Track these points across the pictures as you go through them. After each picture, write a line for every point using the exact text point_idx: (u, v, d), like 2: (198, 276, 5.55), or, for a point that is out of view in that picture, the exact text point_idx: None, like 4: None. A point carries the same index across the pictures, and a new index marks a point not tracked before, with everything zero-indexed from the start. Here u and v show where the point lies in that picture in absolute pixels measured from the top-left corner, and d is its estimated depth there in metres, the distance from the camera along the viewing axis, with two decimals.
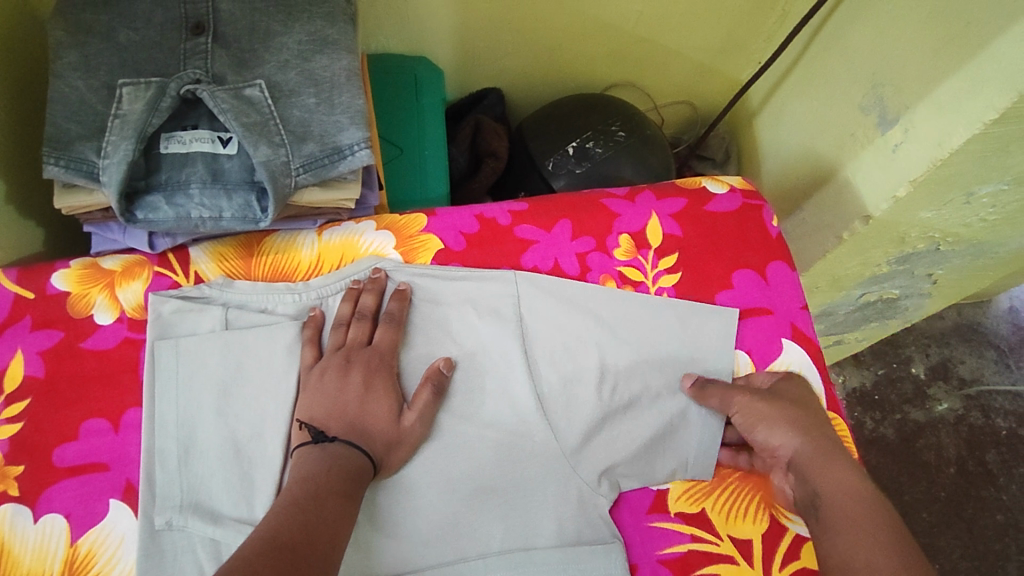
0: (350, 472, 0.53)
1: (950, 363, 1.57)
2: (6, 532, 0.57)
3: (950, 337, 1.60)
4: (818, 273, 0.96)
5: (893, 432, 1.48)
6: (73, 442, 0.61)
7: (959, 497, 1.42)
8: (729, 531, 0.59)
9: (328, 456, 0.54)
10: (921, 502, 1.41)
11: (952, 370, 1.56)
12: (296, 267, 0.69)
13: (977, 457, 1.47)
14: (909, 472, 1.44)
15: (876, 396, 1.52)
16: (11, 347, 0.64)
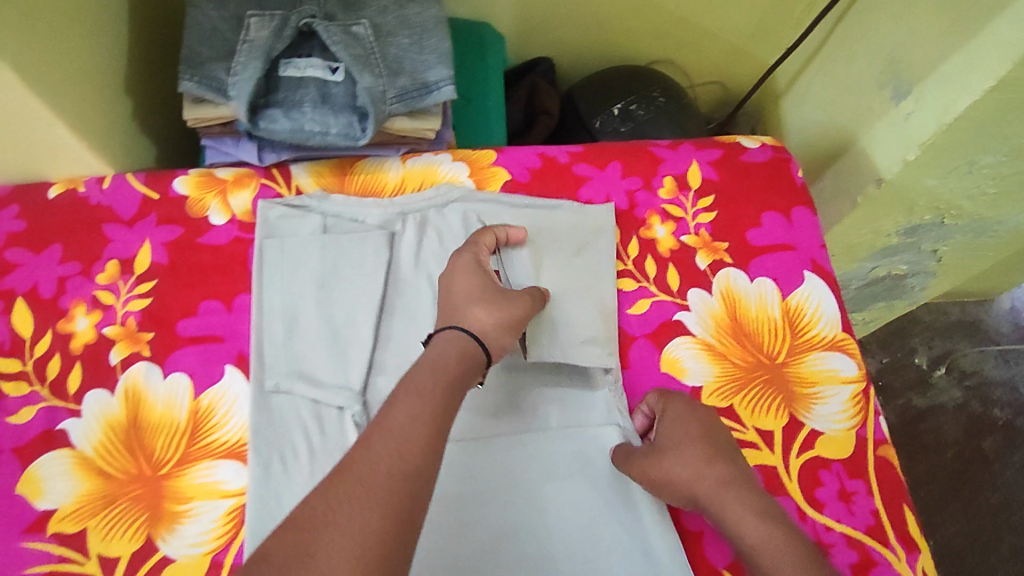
0: (461, 359, 0.56)
1: (954, 355, 1.65)
2: (142, 384, 0.69)
3: (955, 333, 1.68)
4: (834, 240, 1.06)
5: (896, 415, 1.57)
6: (193, 317, 0.72)
7: (954, 476, 1.51)
8: (753, 423, 0.69)
9: (462, 345, 0.57)
10: (920, 482, 1.50)
11: (955, 362, 1.63)
12: (382, 186, 0.79)
13: (975, 444, 1.55)
14: (909, 453, 1.53)
15: (881, 381, 1.60)
16: (140, 237, 0.75)
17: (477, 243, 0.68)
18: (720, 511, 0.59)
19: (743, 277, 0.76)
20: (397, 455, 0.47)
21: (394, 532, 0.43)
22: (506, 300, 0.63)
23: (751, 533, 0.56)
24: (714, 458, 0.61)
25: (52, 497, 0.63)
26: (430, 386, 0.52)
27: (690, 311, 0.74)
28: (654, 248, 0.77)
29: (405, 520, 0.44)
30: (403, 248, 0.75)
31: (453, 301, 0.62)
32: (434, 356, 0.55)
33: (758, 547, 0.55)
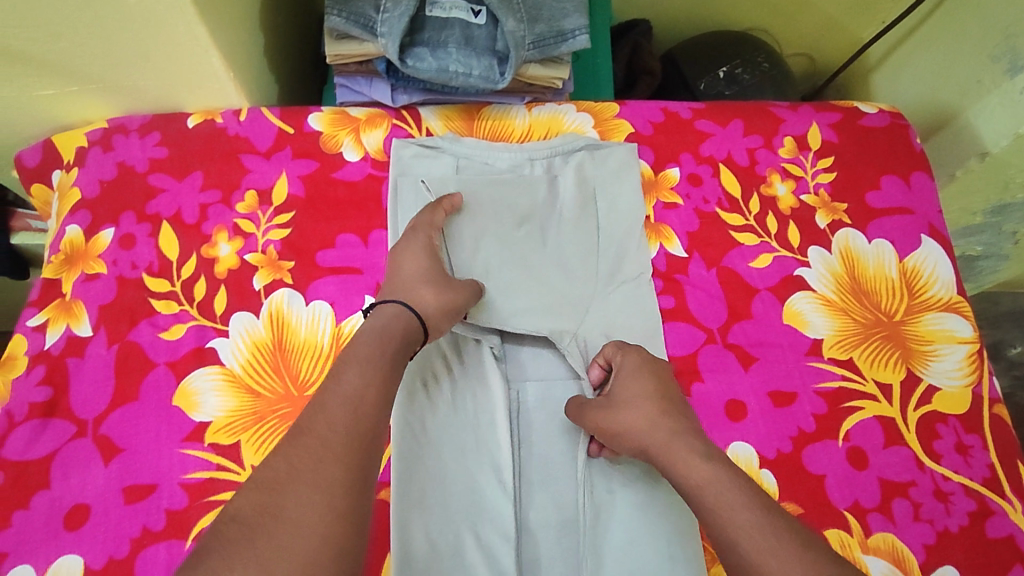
0: (385, 329, 0.60)
1: (1003, 345, 1.38)
2: (286, 309, 0.71)
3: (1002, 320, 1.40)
4: None
5: None
6: (331, 249, 0.74)
7: None
8: (873, 375, 0.71)
9: (400, 318, 0.61)
10: None
11: (1005, 353, 1.37)
12: (510, 133, 0.81)
13: None
14: None
15: None
16: (277, 170, 0.77)
17: (430, 223, 0.70)
18: (669, 459, 0.57)
19: (861, 238, 0.78)
20: (350, 413, 0.51)
21: (351, 478, 0.48)
22: (453, 287, 0.65)
23: (697, 473, 0.54)
24: (656, 414, 0.60)
25: (206, 411, 0.66)
26: (367, 355, 0.56)
27: (810, 268, 0.76)
28: (776, 206, 0.79)
29: (362, 470, 0.49)
30: (528, 190, 0.76)
31: (405, 279, 0.65)
32: (377, 325, 0.60)
33: (702, 486, 0.53)
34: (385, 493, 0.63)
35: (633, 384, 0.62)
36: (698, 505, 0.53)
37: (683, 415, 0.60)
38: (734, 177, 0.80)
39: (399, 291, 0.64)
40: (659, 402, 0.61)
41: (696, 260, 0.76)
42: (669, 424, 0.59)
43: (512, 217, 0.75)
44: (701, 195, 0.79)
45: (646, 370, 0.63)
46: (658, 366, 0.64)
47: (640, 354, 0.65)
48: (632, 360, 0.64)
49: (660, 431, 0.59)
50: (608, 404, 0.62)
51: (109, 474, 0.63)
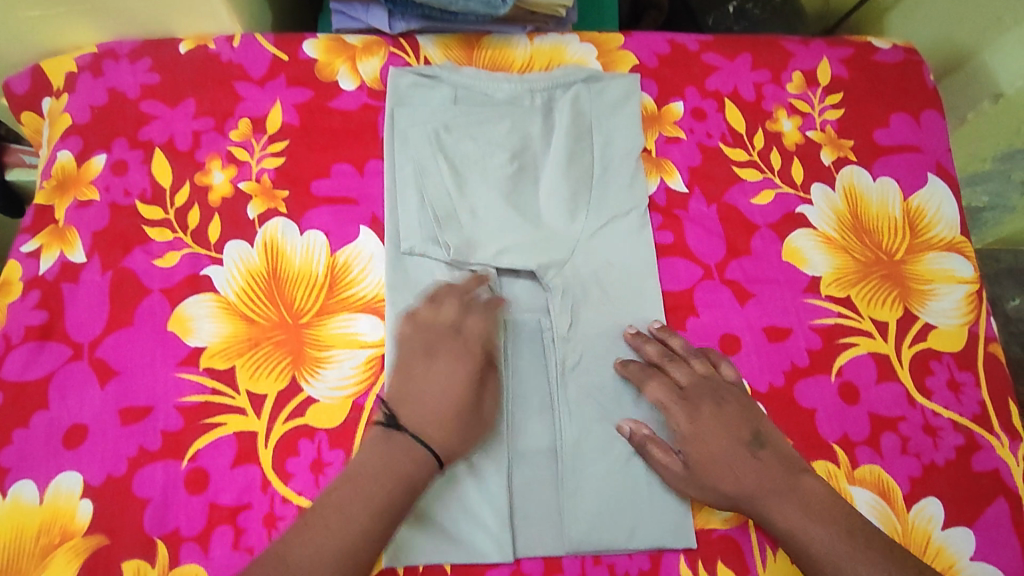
0: (399, 470, 0.56)
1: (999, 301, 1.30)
2: (280, 238, 0.70)
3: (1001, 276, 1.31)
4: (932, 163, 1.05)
5: None
6: (326, 179, 0.73)
7: None
8: (869, 313, 0.71)
9: (395, 464, 0.56)
10: None
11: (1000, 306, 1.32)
12: (511, 64, 0.79)
13: None
14: None
15: None
16: (271, 98, 0.76)
17: (432, 317, 0.64)
18: (762, 506, 0.59)
19: (866, 176, 0.77)
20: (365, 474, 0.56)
21: (365, 540, 0.54)
22: (472, 350, 0.62)
23: (794, 518, 0.58)
24: (741, 476, 0.60)
25: (201, 336, 0.66)
26: (368, 486, 0.55)
27: (813, 205, 0.75)
28: (781, 141, 0.77)
29: (383, 509, 0.55)
30: (525, 124, 0.75)
31: (435, 415, 0.59)
32: (371, 465, 0.56)
33: (801, 533, 0.57)
34: (378, 419, 0.64)
35: (701, 452, 0.61)
36: (795, 548, 0.58)
37: (762, 460, 0.61)
38: (740, 112, 0.78)
39: (428, 431, 0.58)
40: (735, 460, 0.60)
41: (697, 195, 0.74)
42: (751, 464, 0.60)
43: (502, 155, 0.73)
44: (705, 129, 0.77)
45: (709, 419, 0.62)
46: (719, 404, 0.63)
47: (694, 407, 0.63)
48: (684, 416, 0.62)
49: (745, 474, 0.60)
50: (689, 480, 0.61)
51: (105, 396, 0.63)
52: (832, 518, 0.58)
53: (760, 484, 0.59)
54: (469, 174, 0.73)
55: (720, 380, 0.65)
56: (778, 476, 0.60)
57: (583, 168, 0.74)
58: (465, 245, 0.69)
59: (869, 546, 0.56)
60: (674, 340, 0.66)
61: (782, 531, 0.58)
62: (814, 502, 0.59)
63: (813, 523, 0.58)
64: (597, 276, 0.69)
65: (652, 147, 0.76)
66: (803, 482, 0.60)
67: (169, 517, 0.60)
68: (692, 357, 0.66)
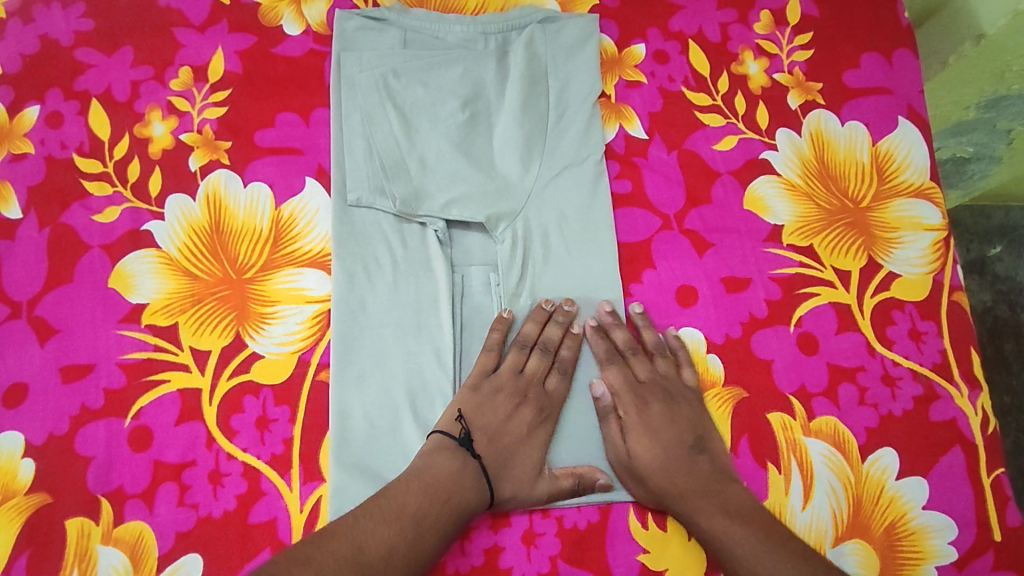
0: (456, 482, 0.55)
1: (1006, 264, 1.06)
2: (223, 191, 0.68)
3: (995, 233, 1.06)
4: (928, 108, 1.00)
5: None
6: (271, 128, 0.70)
7: None
8: (831, 262, 0.69)
9: (452, 469, 0.56)
10: None
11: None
12: (464, 5, 0.75)
13: None
14: None
15: None
16: (213, 44, 0.72)
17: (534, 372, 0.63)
18: (692, 512, 0.57)
19: (835, 120, 0.74)
20: (413, 480, 0.55)
21: (417, 546, 0.52)
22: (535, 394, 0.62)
23: (721, 524, 0.56)
24: (671, 469, 0.58)
25: (143, 293, 0.64)
26: (423, 484, 0.54)
27: (777, 151, 0.73)
28: (746, 85, 0.75)
29: (428, 517, 0.53)
30: (478, 69, 0.72)
31: (516, 468, 0.58)
32: (422, 470, 0.56)
33: (727, 537, 0.55)
34: (324, 374, 0.63)
35: (644, 444, 0.60)
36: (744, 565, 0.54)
37: (701, 465, 0.59)
38: (703, 54, 0.76)
39: (498, 471, 0.58)
40: (669, 458, 0.59)
41: (657, 141, 0.72)
42: (690, 463, 0.59)
43: (453, 102, 0.70)
44: (667, 73, 0.75)
45: (656, 416, 0.61)
46: (669, 404, 0.62)
47: (642, 399, 0.62)
48: (633, 407, 0.62)
49: (684, 480, 0.58)
50: (628, 469, 0.60)
51: (45, 354, 0.62)
52: (751, 520, 0.56)
53: (688, 483, 0.58)
54: (419, 123, 0.70)
55: (677, 382, 0.63)
56: (715, 482, 0.58)
57: (538, 113, 0.71)
58: (413, 197, 0.67)
59: (780, 544, 0.55)
60: (646, 333, 0.65)
61: (703, 533, 0.57)
62: (744, 504, 0.57)
63: (734, 525, 0.56)
64: (550, 225, 0.68)
65: (611, 93, 0.74)
66: (734, 487, 0.58)
67: (112, 475, 0.59)
68: (657, 354, 0.64)
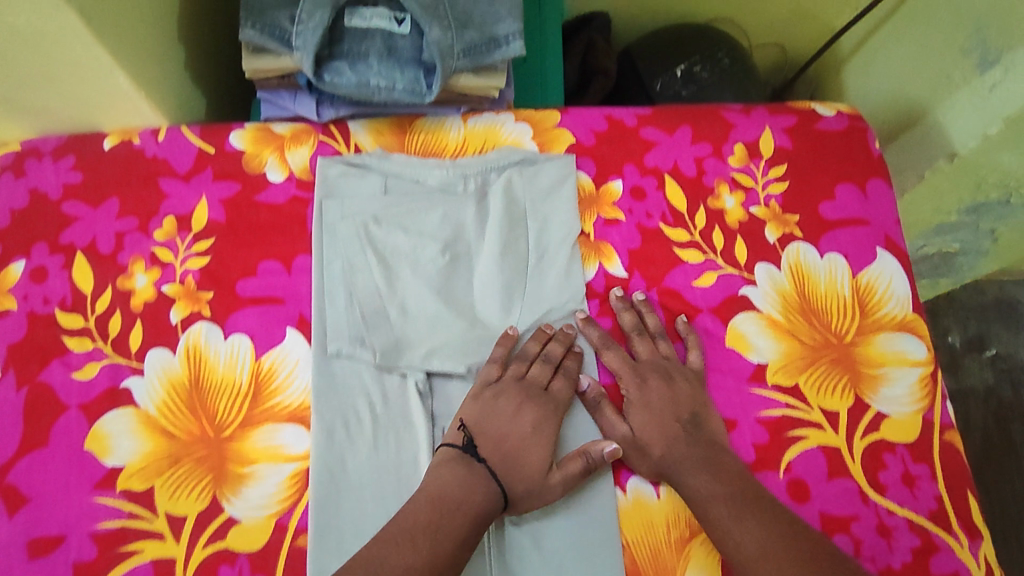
0: (466, 494, 0.58)
1: (988, 337, 1.31)
2: (203, 344, 0.68)
3: (993, 310, 1.31)
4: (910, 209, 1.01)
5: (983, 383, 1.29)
6: (252, 278, 0.70)
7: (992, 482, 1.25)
8: (818, 403, 0.70)
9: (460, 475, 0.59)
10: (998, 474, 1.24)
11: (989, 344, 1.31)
12: (444, 147, 0.77)
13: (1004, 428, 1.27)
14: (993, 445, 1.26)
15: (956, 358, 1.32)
16: (197, 193, 0.73)
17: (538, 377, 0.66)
18: (680, 477, 0.62)
19: (813, 251, 0.75)
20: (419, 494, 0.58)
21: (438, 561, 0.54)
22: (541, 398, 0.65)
23: (702, 485, 0.61)
24: (670, 441, 0.64)
25: (120, 455, 0.63)
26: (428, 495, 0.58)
27: (757, 286, 0.74)
28: (723, 219, 0.77)
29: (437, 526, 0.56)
30: (458, 211, 0.73)
31: (524, 467, 0.61)
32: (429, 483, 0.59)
33: (710, 497, 0.61)
34: (302, 540, 0.61)
35: (644, 420, 0.66)
36: (712, 521, 0.60)
37: (695, 438, 0.64)
38: (680, 188, 0.78)
39: (506, 473, 0.60)
40: (666, 433, 0.65)
41: (636, 280, 0.74)
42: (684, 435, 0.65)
43: (433, 246, 0.71)
44: (644, 209, 0.77)
45: (655, 391, 0.67)
46: (669, 382, 0.67)
47: (643, 378, 0.68)
48: (634, 384, 0.68)
49: (680, 451, 0.64)
50: (633, 444, 0.65)
51: (14, 526, 0.61)
52: (731, 483, 0.61)
53: (680, 454, 0.63)
54: (400, 268, 0.70)
55: (677, 364, 0.69)
56: (710, 451, 0.64)
57: (518, 256, 0.72)
58: (394, 346, 0.67)
59: (755, 509, 0.59)
60: (648, 318, 0.71)
61: (690, 495, 0.62)
62: (727, 468, 0.62)
63: (713, 482, 0.61)
64: None
65: (589, 231, 0.75)
66: (724, 456, 0.64)
67: None
68: (659, 337, 0.71)
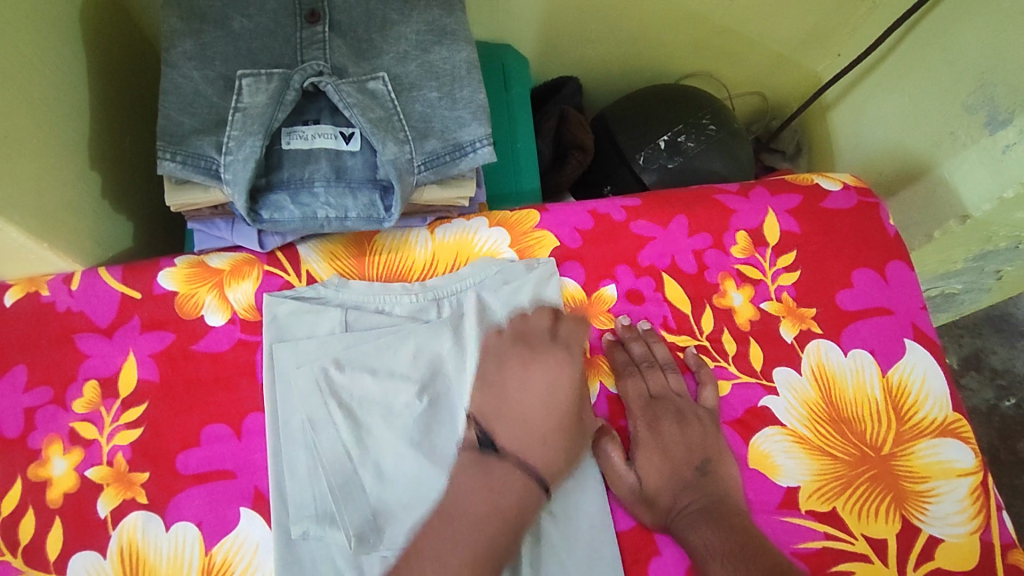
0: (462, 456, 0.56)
1: (983, 353, 1.28)
2: (140, 541, 0.56)
3: (982, 326, 1.30)
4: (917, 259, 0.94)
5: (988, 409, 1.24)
6: (195, 448, 0.59)
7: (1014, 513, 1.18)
8: (862, 530, 0.61)
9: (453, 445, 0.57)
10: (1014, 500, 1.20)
11: (986, 360, 1.28)
12: (411, 266, 0.68)
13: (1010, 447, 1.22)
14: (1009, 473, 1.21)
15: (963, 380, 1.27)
16: (123, 349, 0.62)
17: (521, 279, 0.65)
18: (681, 532, 0.56)
19: (836, 350, 0.68)
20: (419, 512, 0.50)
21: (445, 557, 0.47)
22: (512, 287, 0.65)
23: (704, 539, 0.55)
24: (678, 489, 0.59)
25: None
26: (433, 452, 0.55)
27: (778, 396, 0.66)
28: (732, 320, 0.69)
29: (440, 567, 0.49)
30: (431, 342, 0.62)
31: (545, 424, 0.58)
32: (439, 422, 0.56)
33: (705, 554, 0.54)
34: None
35: (651, 463, 0.60)
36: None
37: (706, 486, 0.58)
38: (681, 289, 0.70)
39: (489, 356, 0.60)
40: (676, 479, 0.59)
41: None
42: (693, 476, 0.59)
43: (408, 390, 0.60)
44: (643, 316, 0.68)
45: (668, 434, 0.61)
46: (681, 423, 0.62)
47: (655, 416, 0.62)
48: (643, 422, 0.62)
49: (687, 506, 0.57)
50: (641, 498, 0.59)
51: None
52: (730, 537, 0.54)
53: (687, 503, 0.58)
54: (370, 421, 0.59)
55: (691, 402, 0.64)
56: (718, 500, 0.57)
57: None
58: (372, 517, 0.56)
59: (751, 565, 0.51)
60: (657, 347, 0.66)
61: (691, 548, 0.55)
62: (729, 516, 0.56)
63: (710, 533, 0.55)
64: (535, 528, 0.58)
65: (585, 345, 0.67)
66: (733, 512, 0.56)
67: None
68: (670, 368, 0.65)
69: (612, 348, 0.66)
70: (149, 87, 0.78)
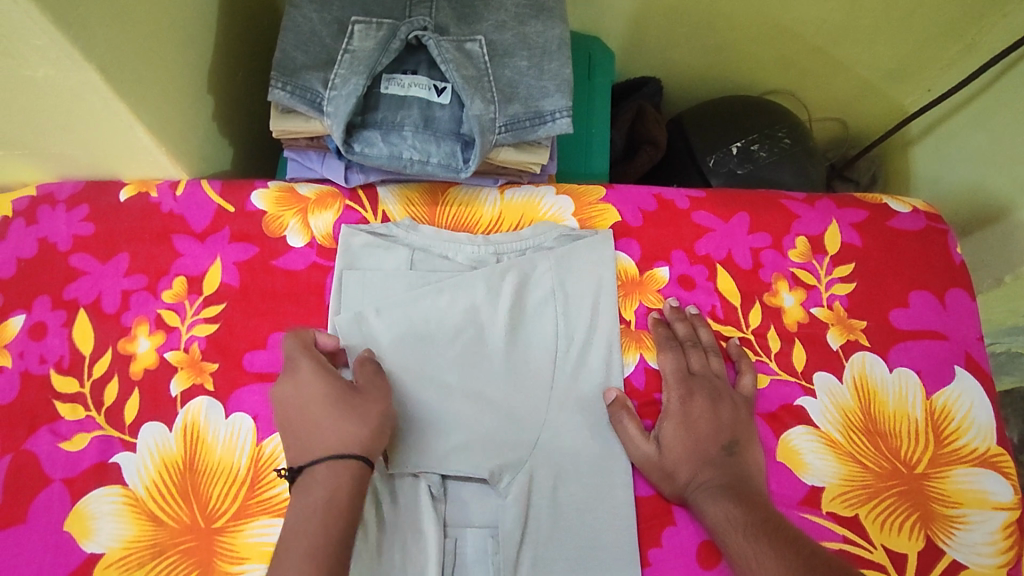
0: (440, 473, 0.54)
1: None
2: (202, 422, 0.61)
3: None
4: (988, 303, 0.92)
5: None
6: (261, 350, 0.65)
7: None
8: (882, 540, 0.61)
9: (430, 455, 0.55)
10: None
11: None
12: (477, 220, 0.72)
13: None
14: None
15: None
16: (211, 254, 0.69)
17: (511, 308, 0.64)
18: (700, 505, 0.58)
19: (881, 364, 0.68)
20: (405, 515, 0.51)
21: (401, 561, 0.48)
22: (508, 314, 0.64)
23: (722, 512, 0.56)
24: (700, 464, 0.60)
25: (100, 540, 0.57)
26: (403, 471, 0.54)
27: (815, 398, 0.67)
28: (780, 319, 0.70)
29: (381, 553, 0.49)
30: (472, 287, 0.66)
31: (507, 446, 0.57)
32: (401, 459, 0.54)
33: (723, 525, 0.55)
34: None
35: (676, 435, 0.61)
36: (734, 554, 0.54)
37: (730, 465, 0.60)
38: (733, 282, 0.71)
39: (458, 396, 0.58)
40: (700, 453, 0.60)
41: None
42: (719, 453, 0.60)
43: (459, 329, 0.65)
44: (692, 302, 0.70)
45: (698, 409, 0.62)
46: (715, 402, 0.63)
47: (688, 391, 0.64)
48: (676, 396, 0.64)
49: (708, 479, 0.59)
50: (662, 467, 0.60)
51: None
52: (751, 513, 0.55)
53: (707, 478, 0.59)
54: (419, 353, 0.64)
55: (729, 387, 0.65)
56: (740, 480, 0.58)
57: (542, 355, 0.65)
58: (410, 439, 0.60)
59: (772, 536, 0.53)
60: (701, 331, 0.68)
61: (708, 520, 0.57)
62: (751, 497, 0.57)
63: (734, 506, 0.56)
64: (555, 477, 0.60)
65: (630, 319, 0.69)
66: (752, 492, 0.58)
67: None
68: (711, 351, 0.67)
69: (654, 326, 0.68)
70: (266, 31, 0.85)
